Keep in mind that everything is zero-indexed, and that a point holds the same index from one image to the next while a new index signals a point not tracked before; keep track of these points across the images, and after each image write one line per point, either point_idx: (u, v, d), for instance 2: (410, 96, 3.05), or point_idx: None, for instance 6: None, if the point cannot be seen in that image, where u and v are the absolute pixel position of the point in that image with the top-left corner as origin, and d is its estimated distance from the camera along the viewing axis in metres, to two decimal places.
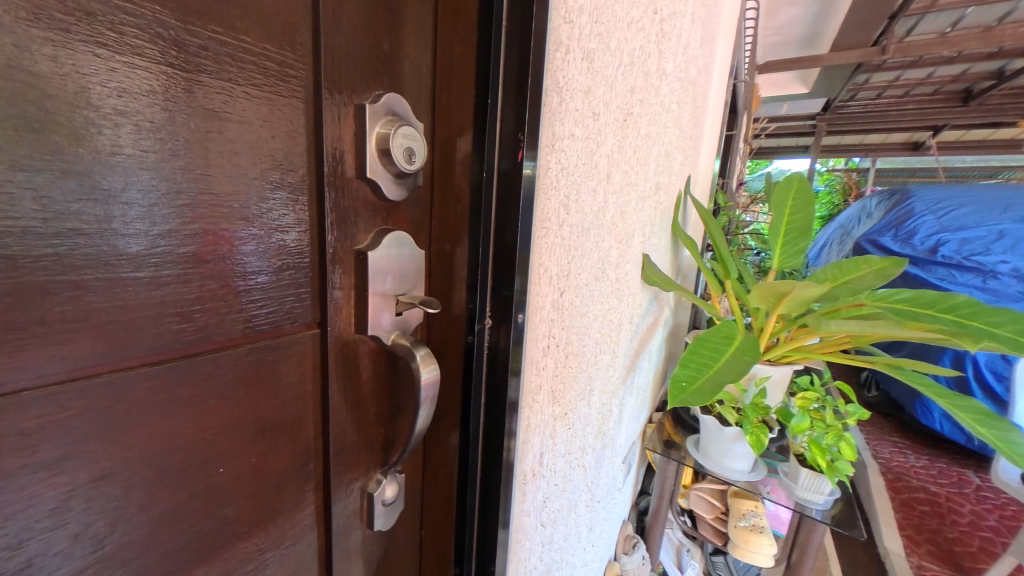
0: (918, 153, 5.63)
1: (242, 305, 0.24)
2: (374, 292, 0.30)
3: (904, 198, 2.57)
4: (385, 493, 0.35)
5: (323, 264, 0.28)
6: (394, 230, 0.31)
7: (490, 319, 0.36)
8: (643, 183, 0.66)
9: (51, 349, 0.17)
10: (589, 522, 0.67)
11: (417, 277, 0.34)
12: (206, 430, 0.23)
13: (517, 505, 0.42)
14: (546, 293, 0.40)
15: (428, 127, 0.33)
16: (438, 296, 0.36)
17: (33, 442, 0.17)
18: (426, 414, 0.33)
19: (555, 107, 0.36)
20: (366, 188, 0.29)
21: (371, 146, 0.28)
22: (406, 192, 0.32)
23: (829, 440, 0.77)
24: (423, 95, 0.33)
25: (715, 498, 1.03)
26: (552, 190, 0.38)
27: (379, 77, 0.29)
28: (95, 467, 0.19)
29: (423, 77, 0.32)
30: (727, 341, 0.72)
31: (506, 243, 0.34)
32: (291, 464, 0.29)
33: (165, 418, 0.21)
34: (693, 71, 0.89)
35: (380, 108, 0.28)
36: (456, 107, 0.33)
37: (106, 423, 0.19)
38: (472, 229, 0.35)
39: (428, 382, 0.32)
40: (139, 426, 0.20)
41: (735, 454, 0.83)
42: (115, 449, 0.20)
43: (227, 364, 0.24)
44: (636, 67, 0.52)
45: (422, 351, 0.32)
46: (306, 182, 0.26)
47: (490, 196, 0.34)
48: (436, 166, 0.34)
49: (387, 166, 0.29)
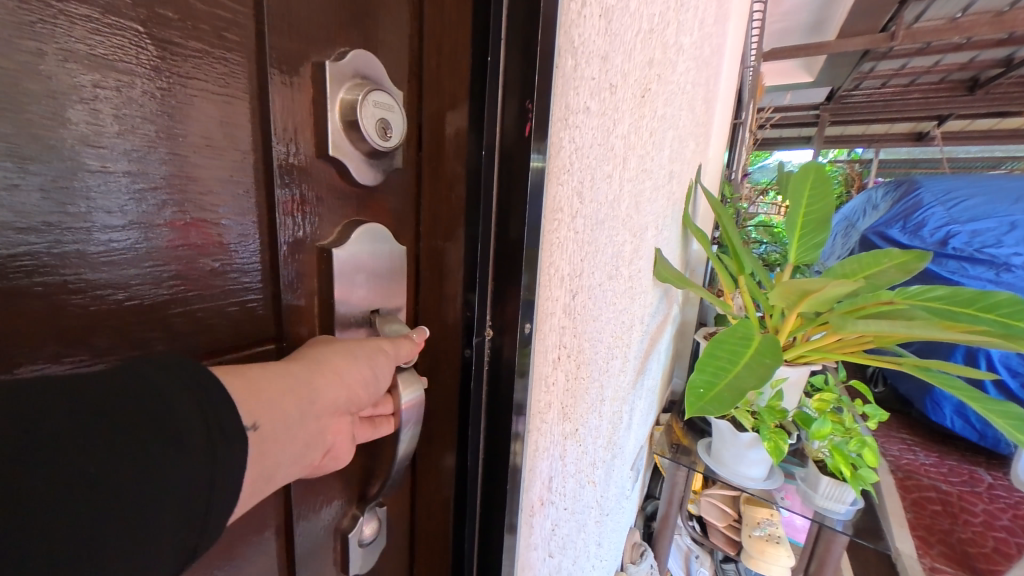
0: (921, 144, 5.53)
1: (173, 314, 0.18)
2: (342, 297, 0.24)
3: (910, 188, 2.50)
4: (364, 532, 0.29)
5: (277, 260, 0.22)
6: (368, 222, 0.25)
7: (490, 329, 0.30)
8: (657, 170, 0.59)
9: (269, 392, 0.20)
10: (598, 539, 0.61)
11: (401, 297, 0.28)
12: (311, 460, 0.23)
13: (523, 539, 0.36)
14: (558, 297, 0.34)
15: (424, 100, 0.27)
16: (431, 310, 0.30)
17: (269, 471, 0.20)
18: (411, 437, 0.27)
19: (569, 72, 0.29)
20: (332, 171, 0.23)
21: (334, 118, 0.22)
22: (384, 175, 0.25)
23: (851, 446, 0.72)
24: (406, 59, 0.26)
25: (727, 504, 0.98)
26: (565, 174, 0.32)
27: (347, 29, 0.22)
28: (309, 459, 0.22)
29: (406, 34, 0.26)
30: (744, 342, 0.64)
31: (507, 242, 0.29)
32: (390, 426, 0.28)
33: (300, 436, 0.21)
34: (707, 49, 0.82)
35: (345, 68, 0.22)
36: (449, 84, 0.27)
37: (295, 440, 0.21)
38: (470, 224, 0.29)
39: (410, 405, 0.27)
40: (304, 440, 0.21)
41: (750, 461, 0.78)
42: (309, 451, 0.22)
43: (309, 422, 0.21)
44: (655, 36, 0.46)
45: (407, 370, 0.27)
46: (253, 164, 0.20)
47: (490, 181, 0.28)
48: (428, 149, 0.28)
49: (359, 147, 0.23)
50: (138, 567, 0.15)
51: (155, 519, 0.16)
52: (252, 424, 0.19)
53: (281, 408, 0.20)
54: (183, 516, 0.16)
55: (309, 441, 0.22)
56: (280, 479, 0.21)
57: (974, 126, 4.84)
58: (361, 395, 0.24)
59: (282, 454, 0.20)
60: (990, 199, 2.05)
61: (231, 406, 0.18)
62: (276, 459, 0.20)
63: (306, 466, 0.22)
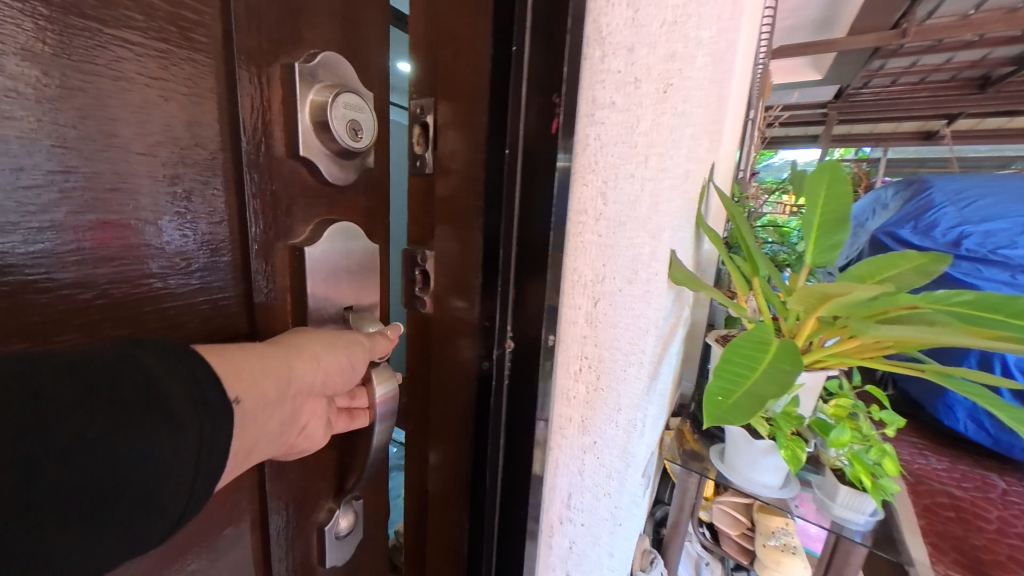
0: (931, 143, 5.43)
1: (140, 311, 0.19)
2: (315, 294, 0.25)
3: (921, 187, 2.45)
4: (340, 524, 0.29)
5: (247, 259, 0.22)
6: (340, 221, 0.25)
7: (511, 340, 0.30)
8: (674, 169, 0.59)
9: (249, 369, 0.20)
10: (610, 548, 0.61)
11: (375, 295, 0.29)
12: (286, 439, 0.23)
13: (542, 559, 0.36)
14: (591, 304, 0.34)
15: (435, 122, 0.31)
16: (444, 311, 0.33)
17: (248, 448, 0.21)
18: (384, 433, 0.28)
19: (596, 63, 0.30)
20: (302, 170, 0.23)
21: (304, 118, 0.22)
22: (356, 175, 0.25)
23: (871, 455, 0.72)
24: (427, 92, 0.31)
25: (739, 512, 1.00)
26: (591, 174, 0.32)
27: (316, 28, 0.22)
28: (284, 441, 0.23)
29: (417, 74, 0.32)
30: (760, 352, 0.58)
31: (532, 242, 0.29)
32: (366, 419, 0.29)
33: (277, 414, 0.22)
34: (721, 46, 0.82)
35: (314, 69, 0.22)
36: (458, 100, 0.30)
37: (275, 416, 0.22)
38: (486, 222, 0.30)
39: (385, 399, 0.27)
40: (280, 419, 0.22)
41: (763, 467, 0.77)
42: (284, 430, 0.22)
43: (287, 398, 0.22)
44: (677, 29, 0.46)
45: (381, 363, 0.28)
46: (220, 162, 0.20)
47: (512, 187, 0.29)
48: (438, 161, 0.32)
49: (329, 147, 0.23)
50: (128, 551, 0.17)
51: (146, 509, 0.17)
52: (235, 398, 0.20)
53: (262, 384, 0.21)
54: (172, 508, 0.18)
55: (285, 419, 0.22)
56: (258, 457, 0.22)
57: (986, 124, 4.74)
58: (340, 379, 0.25)
59: (261, 429, 0.21)
60: (1006, 199, 1.99)
61: (213, 383, 0.19)
62: (254, 435, 0.21)
63: (283, 444, 0.23)
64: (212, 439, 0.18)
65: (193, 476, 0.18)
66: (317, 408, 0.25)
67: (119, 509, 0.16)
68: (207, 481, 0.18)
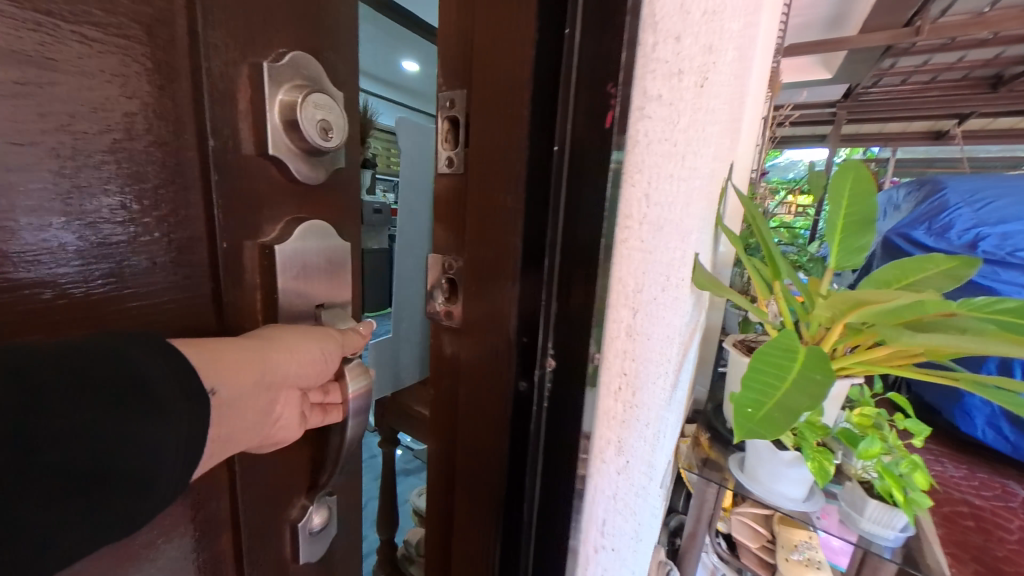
0: (942, 144, 5.33)
1: (104, 310, 0.19)
2: (286, 293, 0.25)
3: (933, 189, 2.39)
4: (313, 520, 0.29)
5: (217, 257, 0.22)
6: (310, 219, 0.25)
7: (552, 356, 0.31)
8: (705, 168, 0.57)
9: (225, 363, 0.21)
10: (634, 564, 0.59)
11: (348, 292, 0.29)
12: (259, 434, 0.23)
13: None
14: (642, 312, 0.33)
15: (461, 121, 0.34)
16: (476, 310, 0.34)
17: (225, 437, 0.22)
18: (357, 427, 0.28)
19: (647, 56, 0.29)
20: (272, 169, 0.23)
21: (273, 117, 0.22)
22: (325, 174, 0.26)
23: (901, 468, 0.68)
24: (458, 92, 0.34)
25: (759, 524, 0.96)
26: (638, 173, 0.30)
27: (283, 27, 0.23)
28: (259, 434, 0.23)
29: (445, 76, 0.35)
30: (791, 352, 0.43)
31: (576, 240, 0.29)
32: (340, 415, 0.28)
33: (252, 407, 0.23)
34: (753, 40, 0.78)
35: (282, 68, 0.22)
36: (487, 95, 0.31)
37: (253, 408, 0.23)
38: (527, 225, 0.30)
39: (357, 395, 0.27)
40: (256, 411, 0.23)
41: (789, 479, 0.69)
42: (258, 423, 0.23)
43: (262, 392, 0.23)
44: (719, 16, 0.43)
45: (355, 360, 0.28)
46: (190, 159, 0.20)
47: (557, 195, 0.29)
48: (467, 158, 0.34)
49: (299, 146, 0.23)
50: (115, 528, 0.18)
51: (132, 489, 0.18)
52: (212, 388, 0.21)
53: (239, 376, 0.22)
54: (159, 489, 0.19)
55: (259, 411, 0.23)
56: (234, 448, 0.22)
57: (998, 125, 4.65)
58: (314, 374, 0.25)
59: (237, 419, 0.22)
60: None
61: (192, 373, 0.20)
62: (230, 424, 0.22)
63: (258, 438, 0.23)
64: (195, 422, 0.20)
65: (177, 458, 0.19)
66: (290, 401, 0.24)
67: (110, 489, 0.18)
68: (188, 464, 0.20)
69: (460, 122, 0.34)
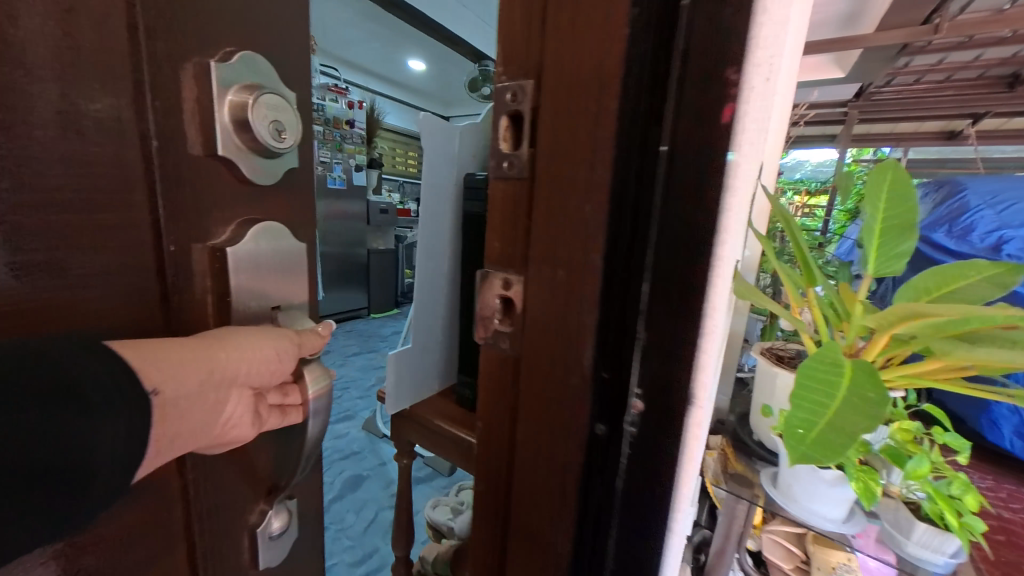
0: (954, 147, 5.10)
1: (45, 316, 0.19)
2: (240, 297, 0.24)
3: (954, 190, 2.29)
4: (272, 525, 0.28)
5: (164, 262, 0.22)
6: (264, 221, 0.25)
7: (638, 395, 0.26)
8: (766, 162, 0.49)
9: (169, 365, 0.21)
10: None
11: (305, 294, 0.29)
12: (209, 436, 0.23)
13: None
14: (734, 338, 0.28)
15: (529, 117, 0.26)
16: (536, 335, 0.27)
17: (170, 437, 0.21)
18: (318, 429, 0.27)
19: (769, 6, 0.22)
20: (223, 170, 0.23)
21: (222, 117, 0.22)
22: (278, 174, 0.25)
23: (954, 489, 0.54)
24: (525, 81, 0.26)
25: (793, 542, 0.73)
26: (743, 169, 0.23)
27: (231, 26, 0.22)
28: (209, 436, 0.23)
29: (502, 63, 0.27)
30: (838, 368, 0.32)
31: (676, 249, 0.24)
32: (299, 416, 0.28)
33: (199, 408, 0.22)
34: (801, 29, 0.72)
35: (232, 68, 0.22)
36: (568, 86, 0.24)
37: (201, 409, 0.22)
38: (612, 227, 0.24)
39: (316, 396, 0.27)
40: (205, 412, 0.22)
41: (826, 496, 0.52)
42: (208, 424, 0.23)
43: (211, 393, 0.22)
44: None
45: (314, 362, 0.28)
46: (135, 161, 0.20)
47: (651, 192, 0.23)
48: (536, 162, 0.25)
49: (250, 146, 0.23)
50: (53, 532, 0.18)
51: (70, 493, 0.18)
52: (152, 389, 0.20)
53: (182, 376, 0.21)
54: (98, 493, 0.19)
55: (207, 413, 0.23)
56: (180, 451, 0.22)
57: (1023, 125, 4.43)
58: (269, 375, 0.24)
59: (182, 421, 0.22)
60: None
61: (130, 372, 0.20)
62: (175, 425, 0.21)
63: (207, 440, 0.23)
64: (133, 423, 0.20)
65: (114, 460, 0.19)
66: (240, 402, 0.24)
67: (46, 493, 0.18)
68: (126, 467, 0.19)
69: (524, 118, 0.26)
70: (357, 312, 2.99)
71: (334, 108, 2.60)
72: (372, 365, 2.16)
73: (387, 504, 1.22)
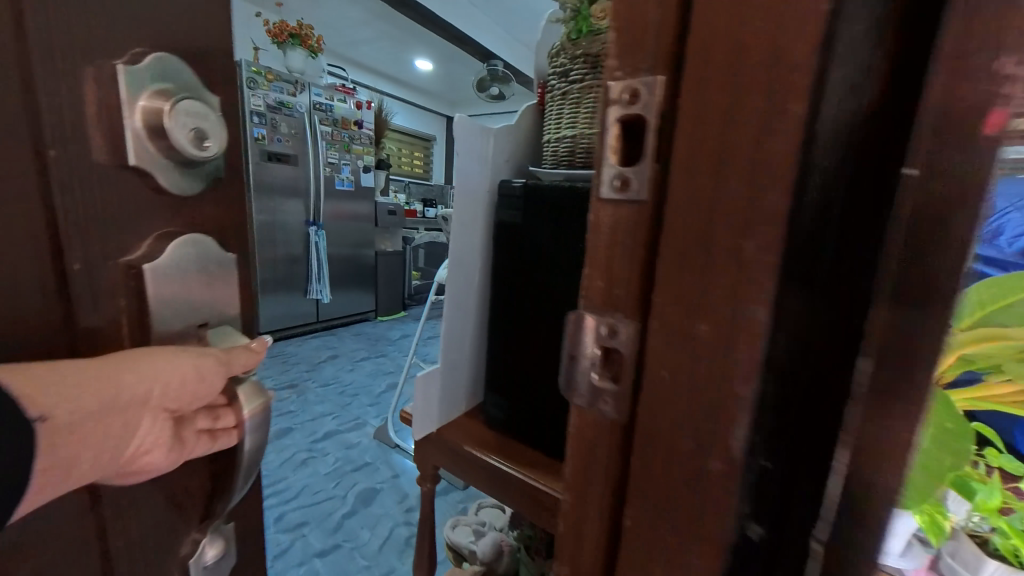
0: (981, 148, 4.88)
1: None
2: (159, 317, 0.22)
3: None
4: (206, 554, 0.27)
5: (65, 279, 0.20)
6: (188, 234, 0.23)
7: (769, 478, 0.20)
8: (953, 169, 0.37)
9: (63, 395, 0.19)
10: None
11: (240, 308, 0.27)
12: (113, 464, 0.22)
13: None
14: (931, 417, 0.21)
15: (658, 125, 0.19)
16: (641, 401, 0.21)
17: (65, 467, 0.20)
18: (254, 452, 0.26)
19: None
20: (137, 180, 0.21)
21: (131, 123, 0.20)
22: (203, 183, 0.24)
23: None
24: (653, 76, 0.19)
25: None
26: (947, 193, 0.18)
27: (141, 21, 0.20)
28: (114, 464, 0.22)
29: (612, 51, 0.20)
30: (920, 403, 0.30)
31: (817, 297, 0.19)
32: (231, 440, 0.26)
33: (99, 437, 0.21)
34: None
35: (141, 69, 0.20)
36: (726, 77, 0.17)
37: (100, 438, 0.21)
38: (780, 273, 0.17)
39: (252, 417, 0.25)
40: (107, 441, 0.21)
41: None
42: (112, 452, 0.21)
43: (113, 420, 0.21)
44: None
45: (248, 382, 0.26)
46: (22, 170, 0.18)
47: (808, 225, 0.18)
48: (669, 184, 0.19)
49: (168, 153, 0.21)
50: None
51: None
52: (41, 418, 0.19)
53: (78, 404, 0.20)
54: None
55: (109, 442, 0.21)
56: (79, 480, 0.21)
57: None
58: (182, 400, 0.23)
59: (77, 450, 0.21)
60: None
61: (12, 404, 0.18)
62: (70, 454, 0.20)
63: (111, 468, 0.22)
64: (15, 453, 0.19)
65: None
66: (153, 425, 0.23)
67: None
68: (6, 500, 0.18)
69: (649, 126, 0.19)
70: (364, 314, 3.00)
71: (342, 108, 2.61)
72: (379, 370, 2.16)
73: (401, 520, 1.14)
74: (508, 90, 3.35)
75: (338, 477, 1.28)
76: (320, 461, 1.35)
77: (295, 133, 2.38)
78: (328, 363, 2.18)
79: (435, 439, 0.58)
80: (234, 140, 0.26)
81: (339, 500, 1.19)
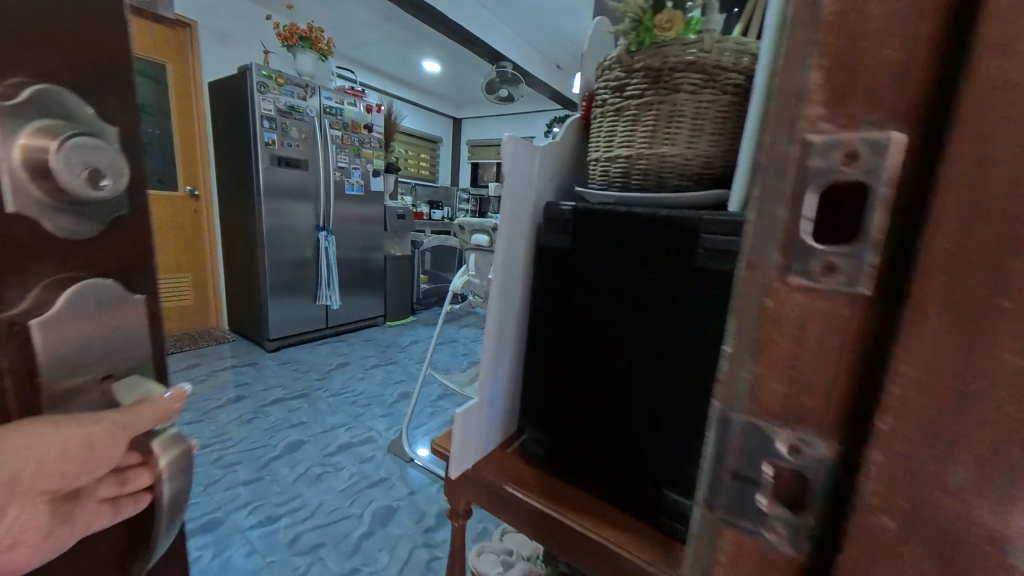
0: None
1: None
2: (43, 370, 0.21)
3: None
4: None
5: None
6: (79, 282, 0.22)
7: None
8: None
9: None
10: None
11: (143, 349, 0.27)
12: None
13: None
14: None
15: (893, 199, 0.15)
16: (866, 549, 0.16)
17: None
18: (170, 503, 0.25)
19: None
20: (24, 228, 0.20)
21: (10, 166, 0.19)
22: (94, 226, 0.23)
23: None
24: (892, 133, 0.14)
25: None
26: None
27: (30, 61, 0.20)
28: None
29: (818, 94, 0.15)
30: None
31: None
32: (144, 500, 0.25)
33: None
34: None
35: (26, 110, 0.19)
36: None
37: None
38: None
39: (170, 468, 0.25)
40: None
41: None
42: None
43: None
44: None
45: (166, 432, 0.25)
46: None
47: None
48: (920, 277, 0.14)
49: (55, 197, 0.21)
50: None
51: None
52: None
53: None
54: None
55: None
56: None
57: None
58: (84, 472, 0.21)
59: None
60: None
61: None
62: None
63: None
64: None
65: None
66: (35, 507, 0.20)
67: None
68: None
69: (875, 201, 0.15)
70: (374, 319, 2.98)
71: (352, 112, 2.59)
72: (391, 379, 2.13)
73: (420, 542, 1.11)
74: (518, 91, 3.31)
75: (354, 495, 1.26)
76: (334, 477, 1.33)
77: (305, 137, 2.36)
78: (339, 371, 2.17)
79: (471, 477, 0.57)
80: (139, 184, 0.26)
81: (355, 519, 1.17)
